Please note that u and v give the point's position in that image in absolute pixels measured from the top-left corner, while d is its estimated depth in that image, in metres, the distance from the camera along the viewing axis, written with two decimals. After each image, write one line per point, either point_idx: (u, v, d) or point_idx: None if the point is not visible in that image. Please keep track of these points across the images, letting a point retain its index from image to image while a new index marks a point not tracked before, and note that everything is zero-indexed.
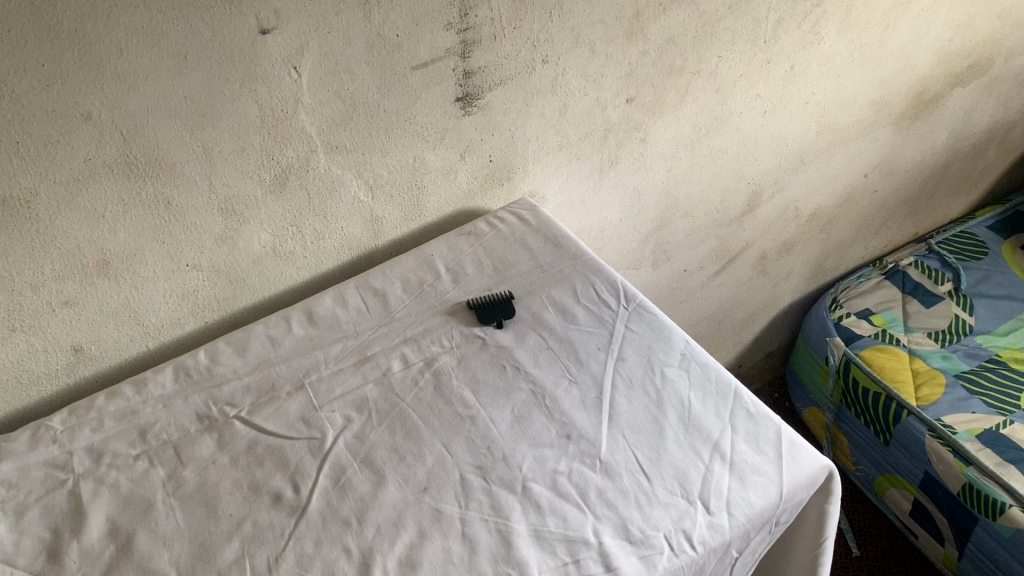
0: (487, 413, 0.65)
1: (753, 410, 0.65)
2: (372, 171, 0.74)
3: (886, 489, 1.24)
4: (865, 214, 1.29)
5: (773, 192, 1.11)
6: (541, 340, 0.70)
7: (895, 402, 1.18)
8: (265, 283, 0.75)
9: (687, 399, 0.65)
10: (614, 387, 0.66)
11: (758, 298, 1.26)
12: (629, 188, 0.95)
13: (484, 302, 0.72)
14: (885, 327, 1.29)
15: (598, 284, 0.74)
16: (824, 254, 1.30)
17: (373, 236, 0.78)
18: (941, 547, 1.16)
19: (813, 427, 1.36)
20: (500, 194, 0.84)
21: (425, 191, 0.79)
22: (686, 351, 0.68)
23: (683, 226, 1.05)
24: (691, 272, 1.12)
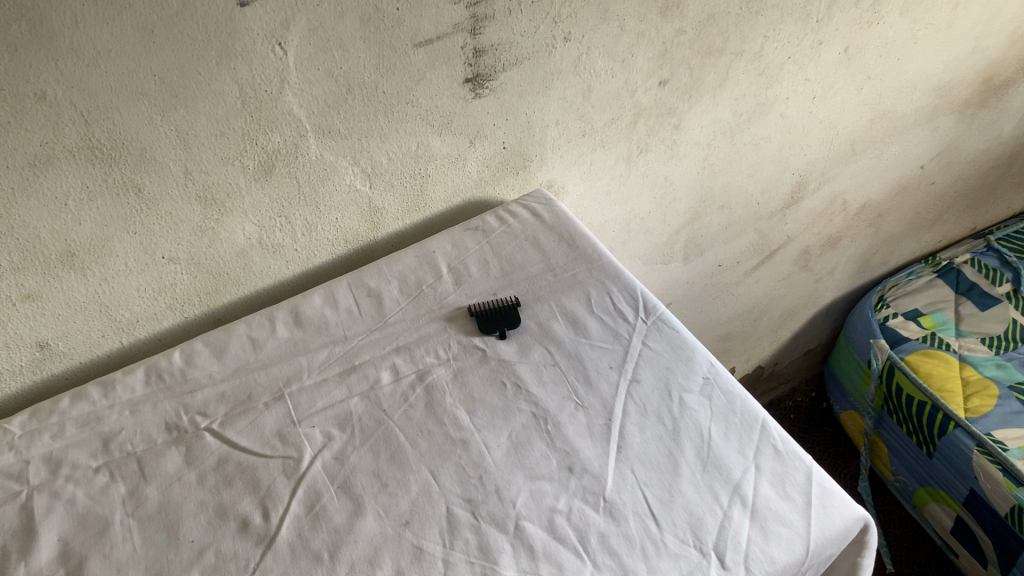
0: (481, 437, 0.58)
1: (781, 447, 0.57)
2: (369, 158, 0.67)
3: (927, 503, 1.16)
4: (919, 208, 1.19)
5: (820, 183, 1.02)
6: (547, 355, 0.63)
7: (941, 413, 1.09)
8: (250, 276, 0.69)
9: (706, 432, 0.58)
10: (625, 414, 0.59)
11: (797, 295, 1.18)
12: (660, 178, 0.86)
13: (486, 308, 0.65)
14: (935, 330, 1.20)
15: (614, 292, 0.67)
16: (872, 250, 1.21)
17: (371, 227, 0.72)
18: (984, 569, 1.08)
19: (850, 431, 1.28)
20: (514, 184, 0.77)
21: (430, 179, 0.72)
22: (709, 374, 0.61)
23: (720, 218, 0.96)
24: (725, 267, 1.03)
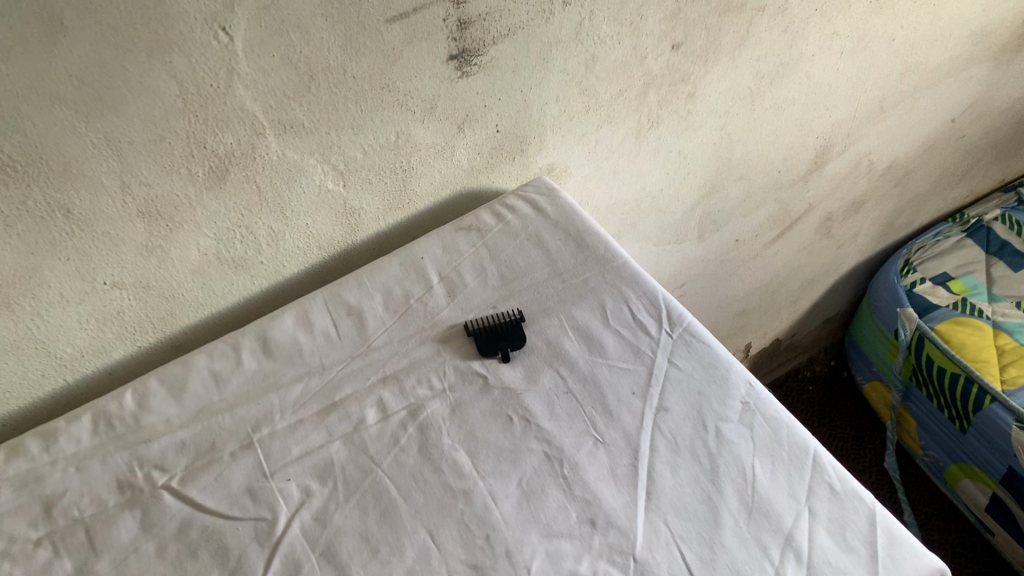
0: (486, 486, 0.49)
1: (837, 486, 0.49)
2: (341, 153, 0.57)
3: (960, 479, 1.09)
4: (948, 164, 1.10)
5: (845, 145, 0.93)
6: (559, 380, 0.54)
7: (977, 387, 1.01)
8: (211, 296, 0.60)
9: (748, 470, 0.49)
10: (653, 451, 0.50)
11: (818, 264, 1.09)
12: (674, 152, 0.77)
13: (486, 326, 0.56)
14: (965, 295, 1.11)
15: (633, 299, 0.58)
16: (897, 211, 1.12)
17: (348, 231, 0.63)
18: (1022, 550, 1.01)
19: (875, 404, 1.20)
20: (511, 170, 0.68)
21: (414, 173, 0.62)
22: (748, 397, 0.52)
23: (738, 190, 0.87)
24: (744, 241, 0.94)
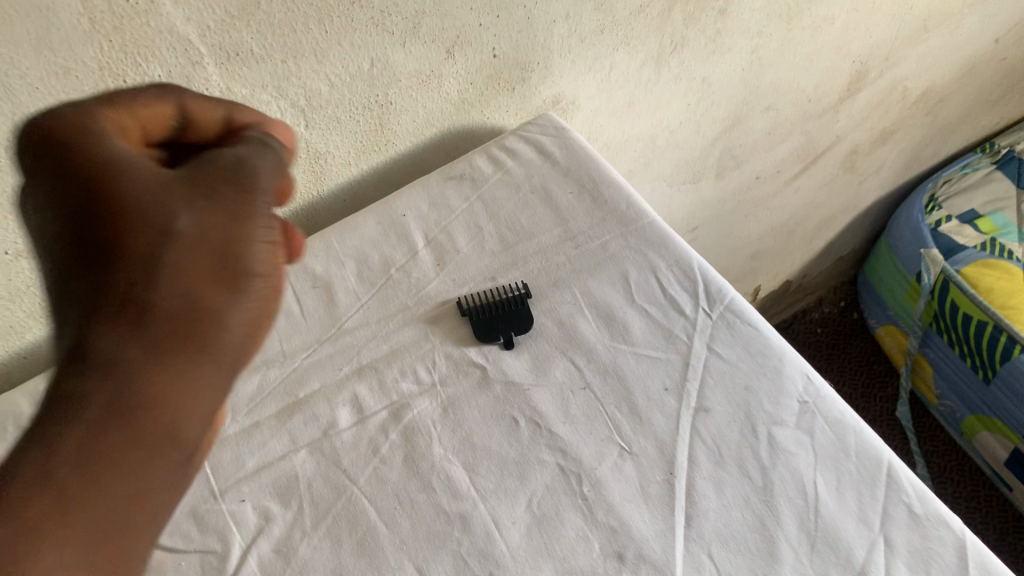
0: (488, 509, 0.40)
1: (918, 509, 0.40)
2: (301, 87, 0.46)
3: (978, 431, 1.01)
4: (985, 89, 0.99)
5: (881, 69, 0.81)
6: (574, 372, 0.44)
7: (1005, 336, 0.92)
8: None
9: (808, 489, 0.40)
10: (692, 464, 0.41)
11: (837, 201, 0.99)
12: (697, 80, 0.65)
13: (485, 305, 0.47)
14: (995, 236, 1.02)
15: (662, 269, 0.48)
16: (925, 142, 1.01)
17: (314, 180, 0.52)
18: None
19: (888, 348, 1.12)
20: (509, 104, 0.56)
21: (393, 109, 0.51)
22: (806, 395, 0.43)
23: (763, 122, 0.76)
24: (764, 178, 0.84)
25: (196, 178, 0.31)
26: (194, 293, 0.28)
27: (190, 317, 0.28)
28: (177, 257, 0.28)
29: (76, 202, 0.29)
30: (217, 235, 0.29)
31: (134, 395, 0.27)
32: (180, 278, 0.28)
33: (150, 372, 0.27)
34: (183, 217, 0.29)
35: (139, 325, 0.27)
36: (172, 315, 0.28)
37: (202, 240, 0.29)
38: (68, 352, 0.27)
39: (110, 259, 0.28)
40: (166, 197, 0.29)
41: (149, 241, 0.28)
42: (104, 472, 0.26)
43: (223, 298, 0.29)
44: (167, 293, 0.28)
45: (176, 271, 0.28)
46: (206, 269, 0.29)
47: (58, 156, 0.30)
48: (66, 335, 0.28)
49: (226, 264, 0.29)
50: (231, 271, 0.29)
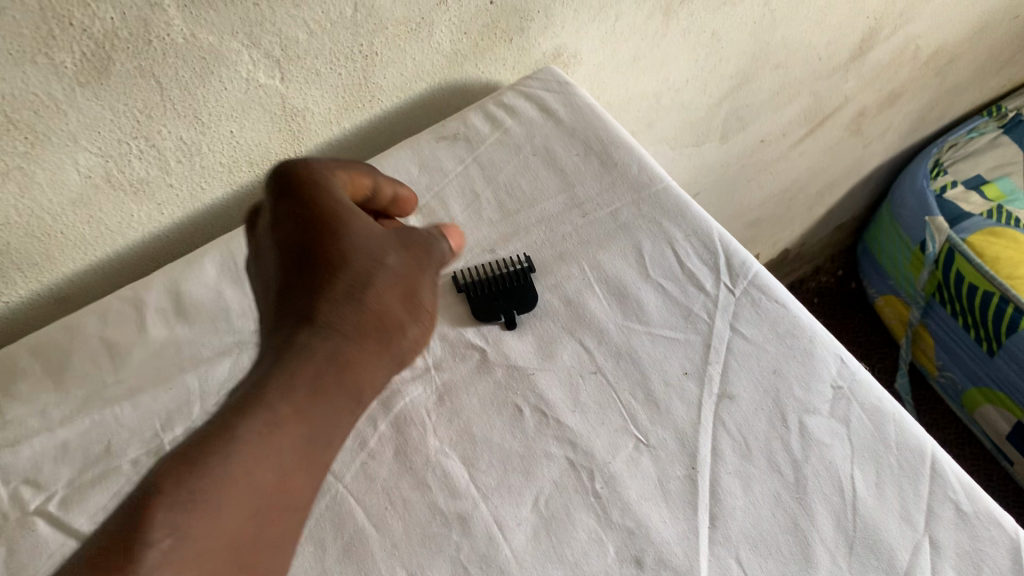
0: (490, 509, 0.36)
1: (965, 508, 0.36)
2: (275, 33, 0.40)
3: (979, 404, 0.97)
4: (996, 48, 0.94)
5: (895, 26, 0.76)
6: (584, 356, 0.40)
7: (1011, 307, 0.87)
8: (104, 232, 0.44)
9: (844, 484, 0.36)
10: (716, 458, 0.37)
11: (841, 166, 0.95)
12: (706, 34, 0.60)
13: (483, 281, 0.42)
14: (1001, 203, 0.98)
15: (678, 242, 0.43)
16: (932, 105, 0.97)
17: (292, 140, 0.47)
18: None
19: (888, 319, 1.09)
20: (506, 57, 0.51)
21: (379, 61, 0.46)
22: (841, 379, 0.39)
23: (772, 81, 0.71)
24: (769, 141, 0.80)
25: (400, 232, 0.35)
26: (392, 309, 0.32)
27: (387, 326, 0.32)
28: (385, 279, 0.32)
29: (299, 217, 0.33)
30: (409, 273, 0.34)
31: (339, 362, 0.30)
32: (383, 298, 0.32)
33: (353, 352, 0.30)
34: (392, 256, 0.33)
35: (353, 317, 0.31)
36: (375, 320, 0.31)
37: (401, 272, 0.33)
38: (291, 322, 0.31)
39: (336, 262, 0.32)
40: (380, 236, 0.34)
41: (366, 260, 0.32)
42: (320, 413, 0.29)
43: (408, 320, 0.33)
44: (374, 302, 0.32)
45: (381, 291, 0.32)
46: (402, 294, 0.33)
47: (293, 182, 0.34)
48: (290, 309, 0.31)
49: (411, 300, 0.33)
50: (415, 305, 0.33)
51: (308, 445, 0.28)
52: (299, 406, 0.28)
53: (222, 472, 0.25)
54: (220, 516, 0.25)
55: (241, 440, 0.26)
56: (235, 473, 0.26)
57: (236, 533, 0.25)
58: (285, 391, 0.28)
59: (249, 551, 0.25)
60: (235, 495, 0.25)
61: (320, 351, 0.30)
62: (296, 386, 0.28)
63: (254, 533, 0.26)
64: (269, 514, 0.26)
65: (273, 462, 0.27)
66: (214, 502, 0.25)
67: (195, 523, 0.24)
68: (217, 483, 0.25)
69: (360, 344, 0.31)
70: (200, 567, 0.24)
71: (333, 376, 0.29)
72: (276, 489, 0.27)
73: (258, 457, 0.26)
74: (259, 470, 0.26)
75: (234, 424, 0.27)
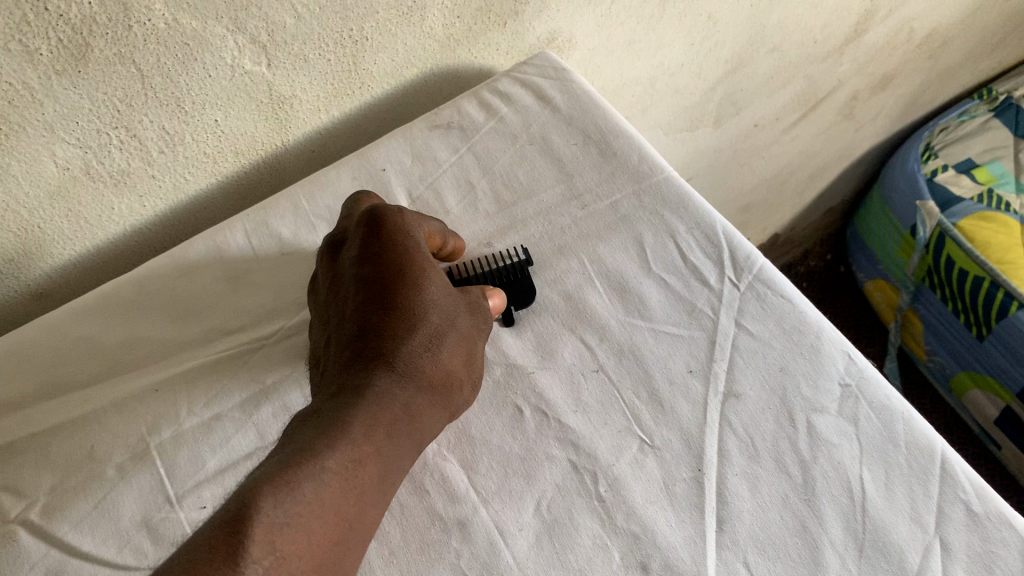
0: (490, 513, 0.35)
1: (977, 508, 0.34)
2: (260, 16, 0.39)
3: (968, 388, 0.96)
4: (988, 31, 0.93)
5: (891, 9, 0.75)
6: (585, 354, 0.39)
7: (1002, 292, 0.87)
8: (85, 225, 0.42)
9: (854, 485, 0.35)
10: (722, 459, 0.36)
11: (832, 150, 0.94)
12: (703, 17, 0.59)
13: (482, 274, 0.41)
14: (991, 186, 0.97)
15: (681, 235, 0.43)
16: (923, 87, 0.96)
17: (280, 128, 0.45)
18: None
19: (877, 304, 1.09)
20: (500, 42, 0.50)
21: (370, 47, 0.44)
22: (849, 377, 0.38)
23: (767, 65, 0.70)
24: (763, 126, 0.79)
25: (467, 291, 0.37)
26: (457, 367, 0.34)
27: (452, 382, 0.34)
28: (455, 338, 0.34)
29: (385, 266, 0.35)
30: (473, 336, 0.36)
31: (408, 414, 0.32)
32: (452, 359, 0.34)
33: (422, 405, 0.32)
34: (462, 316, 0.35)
35: (427, 368, 0.33)
36: (443, 375, 0.33)
37: (467, 333, 0.35)
38: (370, 361, 0.32)
39: (417, 315, 0.34)
40: (454, 296, 0.36)
41: (441, 317, 0.34)
42: (391, 456, 0.30)
43: (466, 379, 0.35)
44: (447, 359, 0.34)
45: (451, 353, 0.34)
46: (465, 353, 0.35)
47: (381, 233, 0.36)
48: (368, 348, 0.33)
49: (471, 361, 0.35)
50: (473, 365, 0.35)
51: (380, 482, 0.29)
52: (376, 447, 0.30)
53: (317, 497, 0.27)
54: (313, 539, 0.26)
55: (330, 470, 0.28)
56: (326, 499, 0.27)
57: (324, 556, 0.26)
58: (368, 432, 0.30)
59: (333, 575, 0.26)
60: (327, 519, 0.27)
61: (397, 399, 0.31)
62: (376, 429, 0.30)
63: (339, 555, 0.27)
64: (351, 540, 0.27)
65: (354, 494, 0.28)
66: (309, 523, 0.26)
67: (293, 543, 0.25)
68: (310, 506, 0.26)
69: (429, 396, 0.33)
70: None
71: (404, 425, 0.31)
72: (355, 517, 0.28)
73: (343, 487, 0.28)
74: (343, 497, 0.28)
75: (324, 455, 0.28)
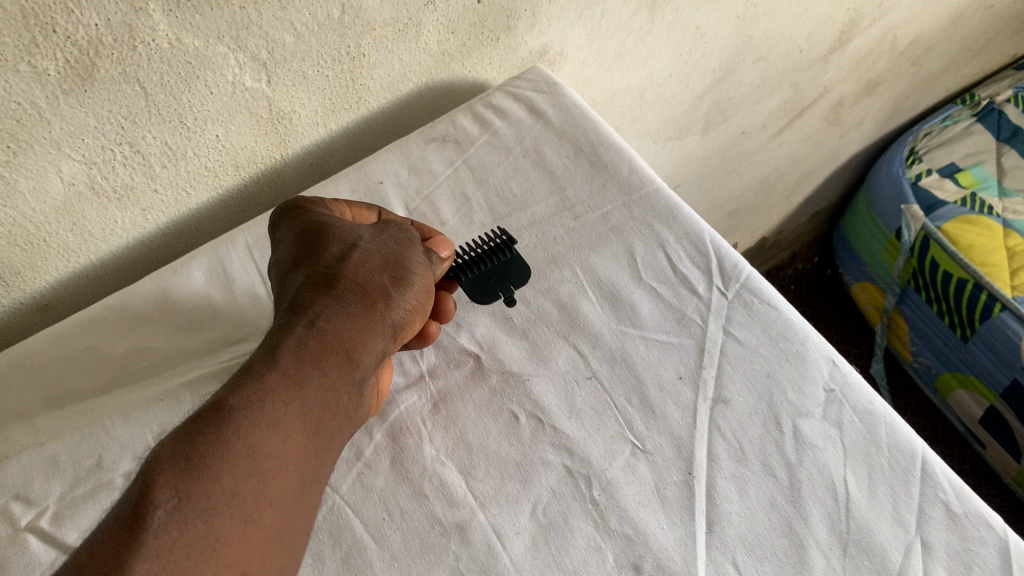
0: (488, 517, 0.36)
1: (958, 508, 0.36)
2: (262, 35, 0.40)
3: (952, 388, 0.98)
4: (970, 38, 0.95)
5: (873, 18, 0.77)
6: (578, 361, 0.40)
7: (986, 294, 0.89)
8: (86, 239, 0.43)
9: (839, 486, 0.36)
10: (713, 463, 0.37)
11: (818, 154, 0.96)
12: (690, 28, 0.60)
13: (471, 260, 0.43)
14: (974, 189, 0.98)
15: (672, 245, 0.44)
16: (907, 94, 0.98)
17: (279, 141, 0.46)
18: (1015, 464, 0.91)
19: (864, 306, 1.10)
20: (494, 56, 0.51)
21: (367, 62, 0.45)
22: (833, 383, 0.39)
23: (753, 74, 0.71)
24: (750, 133, 0.80)
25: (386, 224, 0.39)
26: (371, 275, 0.36)
27: (370, 290, 0.35)
28: (360, 256, 0.37)
29: (295, 232, 0.39)
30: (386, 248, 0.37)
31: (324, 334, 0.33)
32: (361, 271, 0.36)
33: (335, 319, 0.34)
34: (371, 242, 0.38)
35: (331, 285, 0.35)
36: (353, 286, 0.35)
37: (379, 249, 0.37)
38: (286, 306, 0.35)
39: (316, 255, 0.37)
40: (362, 230, 0.38)
41: (342, 247, 0.37)
42: (309, 376, 0.31)
43: (392, 282, 0.36)
44: (352, 272, 0.36)
45: (360, 269, 0.36)
46: (379, 264, 0.36)
47: (293, 211, 0.40)
48: (286, 299, 0.36)
49: (393, 267, 0.37)
50: (400, 272, 0.37)
51: (301, 411, 0.30)
52: (287, 373, 0.31)
53: (219, 438, 0.28)
54: (223, 475, 0.27)
55: (236, 409, 0.28)
56: (231, 439, 0.28)
57: (244, 491, 0.27)
58: (270, 363, 0.31)
59: (259, 503, 0.27)
60: (234, 456, 0.27)
61: (304, 321, 0.33)
62: (281, 356, 0.31)
63: (257, 488, 0.27)
64: (270, 472, 0.28)
65: (270, 425, 0.29)
66: (213, 463, 0.27)
67: (201, 484, 0.26)
68: (217, 447, 0.27)
69: (342, 305, 0.34)
70: (208, 526, 0.26)
71: (315, 341, 0.32)
72: (271, 451, 0.28)
73: (254, 421, 0.29)
74: (253, 434, 0.28)
75: (225, 396, 0.29)
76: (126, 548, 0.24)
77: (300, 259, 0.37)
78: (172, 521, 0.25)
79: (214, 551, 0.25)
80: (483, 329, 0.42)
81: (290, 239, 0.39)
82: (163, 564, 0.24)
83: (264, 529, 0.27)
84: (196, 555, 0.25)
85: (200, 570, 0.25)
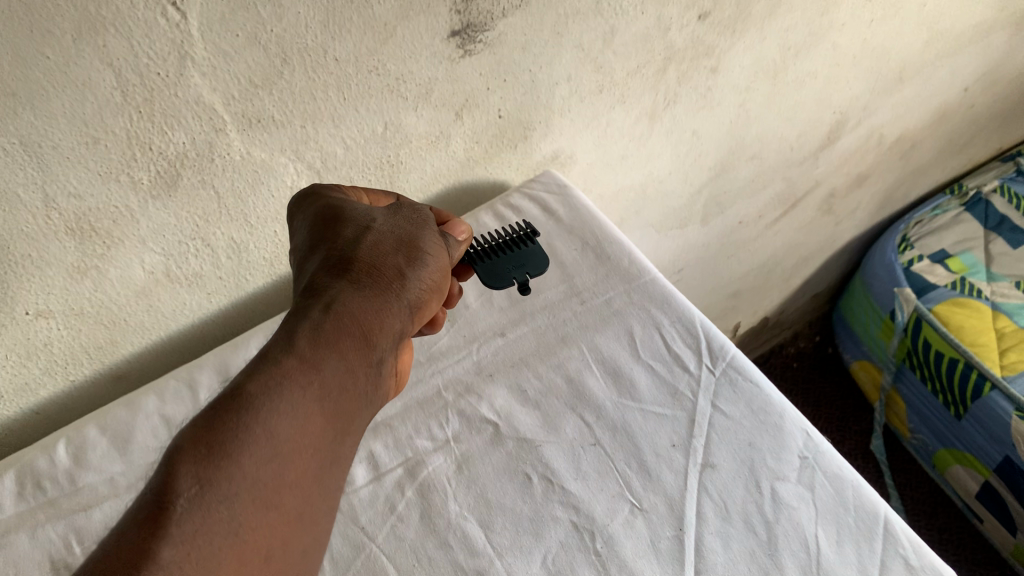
0: (504, 565, 0.41)
1: (915, 561, 0.41)
2: (318, 149, 0.47)
3: (949, 464, 1.02)
4: (953, 134, 1.02)
5: (860, 119, 0.84)
6: (584, 430, 0.46)
7: (976, 372, 0.94)
8: (158, 319, 0.50)
9: (810, 542, 0.41)
10: (701, 520, 0.42)
11: (814, 240, 1.02)
12: (687, 133, 0.67)
13: (494, 249, 0.49)
14: (964, 275, 1.04)
15: (666, 327, 0.50)
16: (897, 184, 1.05)
17: None
18: (1011, 538, 0.94)
19: (863, 384, 1.15)
20: (512, 160, 0.58)
21: (403, 168, 0.52)
22: (807, 451, 0.45)
23: (747, 170, 0.78)
24: (746, 223, 0.87)
25: (398, 210, 0.44)
26: (386, 258, 0.40)
27: (384, 271, 0.39)
28: (375, 238, 0.41)
29: (313, 214, 0.43)
30: (399, 229, 0.42)
31: (343, 308, 0.37)
32: (375, 254, 0.40)
33: (350, 299, 0.37)
34: (384, 226, 0.42)
35: (348, 268, 0.39)
36: (369, 267, 0.39)
37: (392, 234, 0.41)
38: (304, 286, 0.39)
39: (333, 240, 0.41)
40: (376, 215, 0.42)
41: (356, 230, 0.41)
42: (325, 359, 0.35)
43: (406, 262, 0.40)
44: (366, 255, 0.39)
45: (375, 250, 0.40)
46: (394, 246, 0.41)
47: (313, 195, 0.44)
48: (305, 278, 0.40)
49: (406, 250, 0.41)
50: (411, 255, 0.41)
51: (317, 394, 0.33)
52: (302, 357, 0.34)
53: (238, 424, 0.30)
54: (241, 463, 0.30)
55: (254, 396, 0.31)
56: (251, 425, 0.31)
57: (263, 479, 0.30)
58: (287, 348, 0.34)
59: (277, 491, 0.30)
60: (252, 442, 0.30)
61: (320, 301, 0.37)
62: (298, 341, 0.35)
63: (279, 477, 0.30)
64: (289, 457, 0.31)
65: (286, 411, 0.32)
66: (235, 453, 0.30)
67: (221, 472, 0.29)
68: (237, 437, 0.30)
69: (358, 287, 0.38)
70: (229, 512, 0.29)
71: (330, 325, 0.36)
72: (289, 437, 0.31)
73: (275, 408, 0.31)
74: (272, 419, 0.31)
75: (244, 383, 0.32)
76: (152, 535, 0.27)
77: (318, 244, 0.41)
78: (195, 509, 0.28)
79: (237, 535, 0.29)
80: (502, 400, 0.48)
81: (308, 222, 0.43)
82: (188, 551, 0.27)
83: (285, 514, 0.30)
84: (219, 539, 0.28)
85: (224, 553, 0.28)
